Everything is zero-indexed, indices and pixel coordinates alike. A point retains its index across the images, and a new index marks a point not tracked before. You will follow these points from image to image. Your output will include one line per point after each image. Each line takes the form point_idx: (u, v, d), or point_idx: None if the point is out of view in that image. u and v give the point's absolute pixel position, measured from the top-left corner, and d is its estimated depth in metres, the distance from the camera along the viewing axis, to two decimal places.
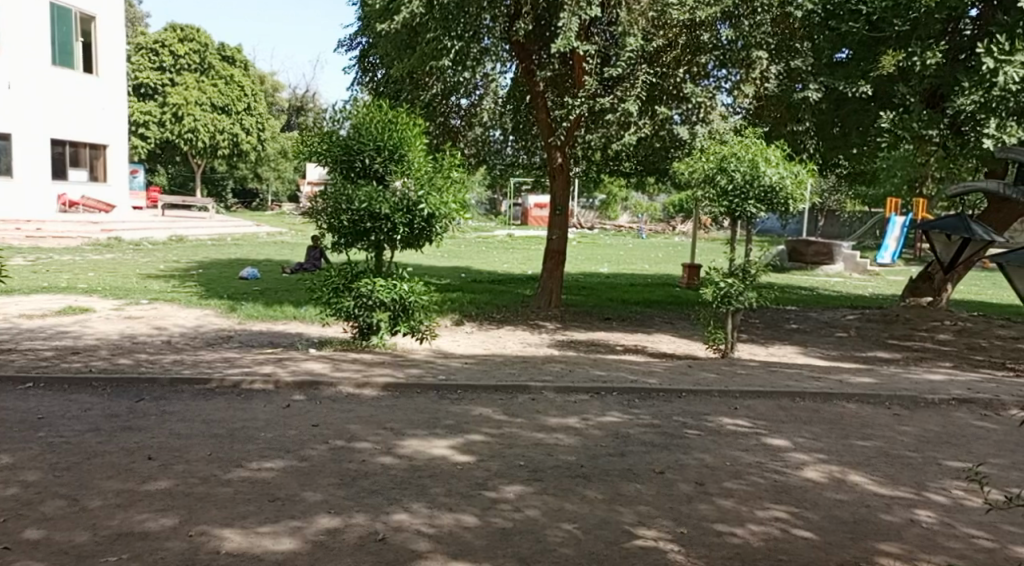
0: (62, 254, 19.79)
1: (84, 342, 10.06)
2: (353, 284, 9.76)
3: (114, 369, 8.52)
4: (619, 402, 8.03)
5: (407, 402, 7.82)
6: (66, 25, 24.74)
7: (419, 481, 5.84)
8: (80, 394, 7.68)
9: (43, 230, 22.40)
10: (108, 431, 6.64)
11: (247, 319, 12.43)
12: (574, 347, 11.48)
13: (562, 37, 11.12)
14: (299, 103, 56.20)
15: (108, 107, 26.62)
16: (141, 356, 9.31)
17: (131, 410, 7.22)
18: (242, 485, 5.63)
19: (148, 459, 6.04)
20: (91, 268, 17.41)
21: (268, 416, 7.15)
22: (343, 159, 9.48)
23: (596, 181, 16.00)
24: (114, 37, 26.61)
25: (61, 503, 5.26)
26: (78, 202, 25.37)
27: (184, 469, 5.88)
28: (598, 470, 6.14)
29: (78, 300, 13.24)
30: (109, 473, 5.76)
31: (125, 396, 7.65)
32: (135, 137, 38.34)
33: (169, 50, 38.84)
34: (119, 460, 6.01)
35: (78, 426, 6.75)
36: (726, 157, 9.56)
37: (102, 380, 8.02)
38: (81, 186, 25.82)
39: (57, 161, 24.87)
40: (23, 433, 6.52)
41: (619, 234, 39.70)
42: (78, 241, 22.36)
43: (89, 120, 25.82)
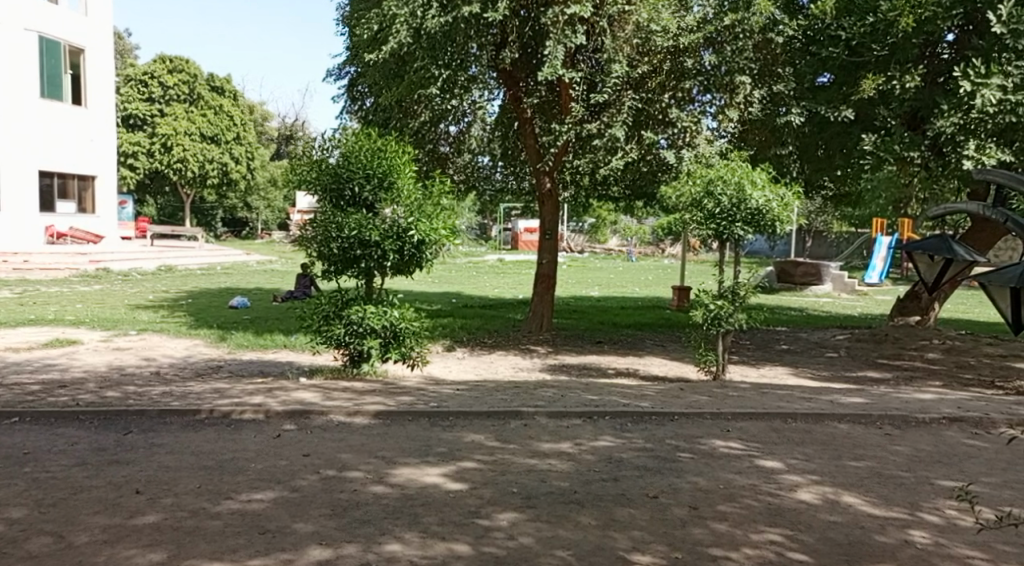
0: (49, 286, 19.80)
1: (72, 375, 10.00)
2: (343, 312, 9.76)
3: (101, 401, 8.46)
4: (611, 426, 8.01)
5: (399, 430, 7.78)
6: (55, 58, 24.81)
7: (411, 510, 5.80)
8: (67, 428, 7.62)
9: (30, 262, 22.37)
10: (95, 465, 6.59)
11: (236, 348, 12.38)
12: (565, 371, 11.46)
13: (548, 65, 11.25)
14: (289, 132, 56.25)
15: (99, 138, 26.68)
16: (129, 388, 9.23)
17: (118, 443, 7.16)
18: (232, 518, 5.57)
19: (136, 493, 5.98)
20: (79, 299, 17.38)
21: (258, 447, 7.10)
22: (332, 187, 9.49)
23: (584, 207, 16.06)
24: (104, 70, 26.72)
25: (48, 540, 5.20)
26: (66, 233, 25.25)
27: (173, 502, 5.82)
28: (591, 496, 6.12)
29: (65, 332, 13.19)
30: (95, 508, 5.70)
31: (113, 429, 7.60)
32: (124, 168, 38.45)
33: (158, 82, 38.75)
34: (106, 494, 5.95)
35: (65, 460, 6.69)
36: (712, 180, 9.59)
37: (89, 413, 7.95)
38: (69, 218, 25.74)
39: (46, 193, 24.90)
40: (9, 469, 6.46)
41: (608, 257, 39.71)
42: (66, 272, 22.33)
43: (80, 152, 25.90)
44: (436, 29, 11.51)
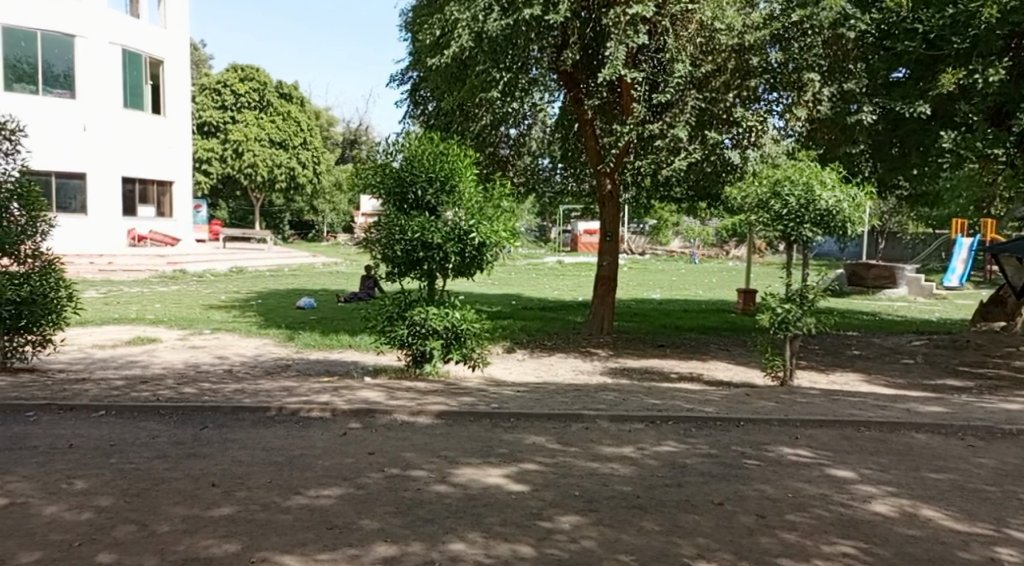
0: (131, 286, 20.34)
1: (152, 371, 10.24)
2: (405, 313, 9.80)
3: (179, 397, 8.63)
4: (676, 431, 7.87)
5: (461, 430, 7.76)
6: (137, 70, 25.59)
7: (474, 510, 5.77)
8: (148, 422, 7.79)
9: (114, 264, 23.08)
10: (174, 457, 6.72)
11: (303, 347, 12.54)
12: (628, 375, 11.33)
13: (609, 67, 11.25)
14: (354, 136, 56.90)
15: (176, 147, 27.40)
16: (204, 385, 9.41)
17: (195, 437, 7.28)
18: (302, 512, 5.62)
19: (212, 486, 6.07)
20: (158, 299, 17.83)
21: (326, 444, 7.15)
22: (396, 191, 9.54)
23: (646, 208, 15.87)
24: (181, 81, 27.41)
25: (132, 527, 5.33)
26: (147, 236, 26.23)
27: (245, 496, 5.90)
28: (655, 501, 6.00)
29: (145, 331, 13.53)
30: (174, 499, 5.80)
31: (190, 424, 7.73)
32: (199, 174, 39.61)
33: (230, 90, 39.75)
34: (184, 486, 6.06)
35: (146, 452, 6.84)
36: (780, 180, 9.36)
37: (169, 408, 8.12)
38: (149, 221, 26.61)
39: (128, 198, 25.65)
40: (96, 459, 6.63)
41: (671, 259, 39.25)
42: (148, 273, 23.02)
43: (159, 160, 26.60)
44: (497, 32, 11.45)
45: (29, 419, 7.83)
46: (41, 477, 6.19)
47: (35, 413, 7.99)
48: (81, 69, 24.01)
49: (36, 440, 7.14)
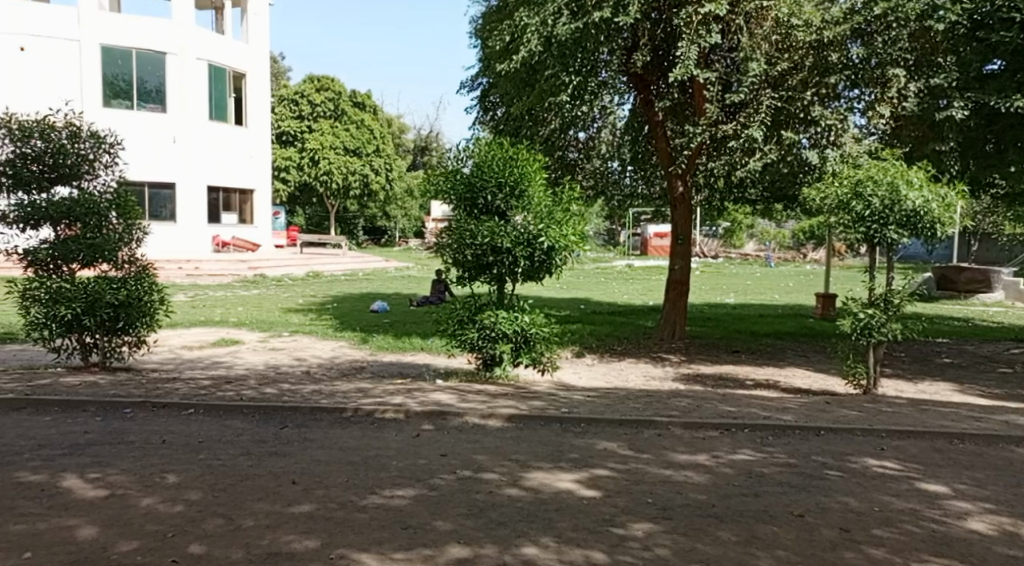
0: (216, 290, 20.88)
1: (235, 371, 10.47)
2: (475, 317, 9.78)
3: (260, 397, 8.78)
4: (752, 439, 7.67)
5: (533, 434, 7.69)
6: (222, 83, 26.92)
7: (546, 515, 5.70)
8: (232, 420, 7.94)
9: (201, 268, 23.74)
10: (257, 455, 6.84)
11: (378, 350, 12.64)
12: (701, 381, 11.09)
13: (680, 66, 11.06)
14: (425, 143, 57.43)
15: (257, 156, 28.71)
16: (284, 385, 9.57)
17: (276, 436, 7.40)
18: (377, 512, 5.66)
19: (292, 483, 6.16)
20: (240, 302, 18.25)
21: (400, 445, 7.17)
22: (466, 197, 9.54)
23: (720, 211, 15.56)
24: (262, 93, 28.74)
25: (219, 521, 5.48)
26: (230, 241, 27.41)
27: (324, 494, 5.96)
28: (731, 510, 5.84)
29: (229, 333, 13.83)
30: (258, 495, 5.92)
31: (271, 423, 7.86)
32: (277, 181, 40.69)
33: (307, 100, 40.60)
34: (266, 482, 6.17)
35: (231, 449, 6.97)
36: (862, 181, 9.05)
37: (251, 407, 8.26)
38: (232, 228, 27.87)
39: (213, 206, 27.04)
40: (185, 454, 6.81)
41: (747, 263, 38.40)
42: (231, 278, 23.56)
43: (241, 168, 27.91)
44: (567, 36, 11.34)
45: (125, 415, 8.07)
46: (137, 470, 6.40)
47: (130, 410, 8.23)
48: (170, 82, 25.42)
49: (132, 435, 7.37)
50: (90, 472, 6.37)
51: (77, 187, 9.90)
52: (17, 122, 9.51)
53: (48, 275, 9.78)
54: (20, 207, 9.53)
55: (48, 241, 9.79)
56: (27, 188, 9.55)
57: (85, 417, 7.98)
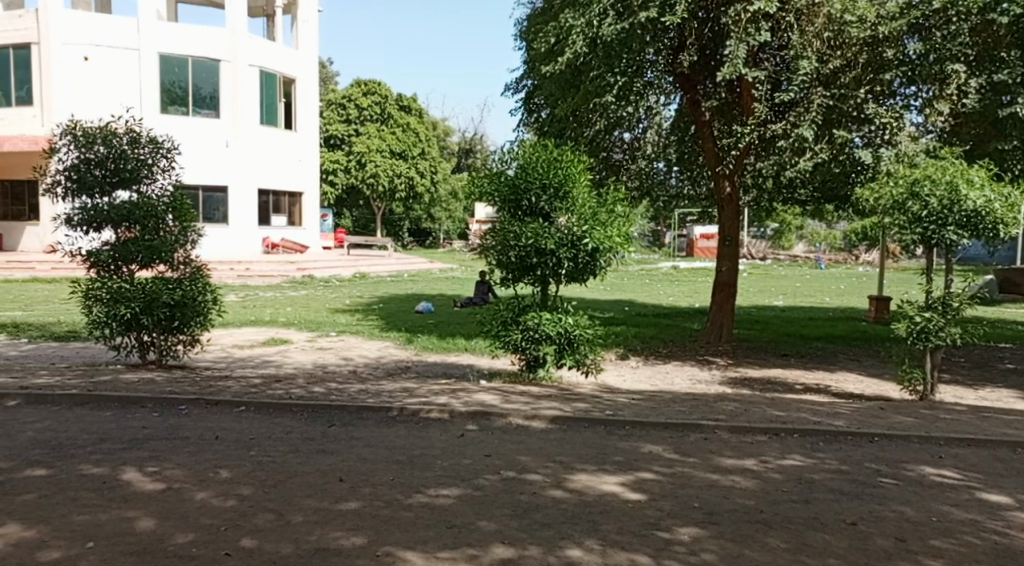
0: (266, 291, 21.12)
1: (285, 370, 10.54)
2: (519, 318, 9.72)
3: (308, 396, 8.81)
4: (802, 445, 7.47)
5: (577, 436, 7.59)
6: (272, 89, 27.32)
7: (590, 517, 5.60)
8: (281, 418, 7.98)
9: (252, 270, 24.06)
10: (306, 452, 6.84)
11: (422, 350, 12.65)
12: (748, 385, 10.87)
13: (728, 65, 10.86)
14: (469, 145, 57.56)
15: (306, 159, 29.06)
16: (331, 384, 9.59)
17: (324, 434, 7.41)
18: (422, 510, 5.61)
19: (339, 481, 6.14)
20: (289, 302, 18.43)
21: (444, 445, 7.12)
22: (511, 198, 9.48)
23: (768, 211, 15.27)
24: (310, 98, 29.09)
25: (270, 516, 5.48)
26: (279, 244, 27.62)
27: (370, 491, 5.94)
28: (780, 516, 5.68)
29: (278, 332, 13.95)
30: (307, 491, 5.92)
31: (319, 421, 7.87)
32: (325, 184, 41.24)
33: (354, 105, 41.05)
34: (315, 479, 6.16)
35: (280, 446, 6.99)
36: (919, 181, 8.81)
37: (300, 405, 8.29)
38: (282, 231, 28.09)
39: (263, 208, 27.38)
40: (236, 450, 6.85)
41: (797, 265, 37.73)
42: (281, 279, 23.82)
43: (291, 171, 28.28)
44: (612, 37, 11.22)
45: (180, 411, 8.15)
46: (192, 465, 6.44)
47: (186, 406, 8.31)
48: (224, 90, 26.00)
49: (187, 431, 7.44)
50: (148, 466, 6.44)
51: (137, 191, 10.00)
52: (81, 129, 9.71)
53: (110, 275, 9.93)
54: (84, 210, 9.77)
55: (109, 243, 9.96)
56: (91, 193, 9.73)
57: (143, 413, 8.07)
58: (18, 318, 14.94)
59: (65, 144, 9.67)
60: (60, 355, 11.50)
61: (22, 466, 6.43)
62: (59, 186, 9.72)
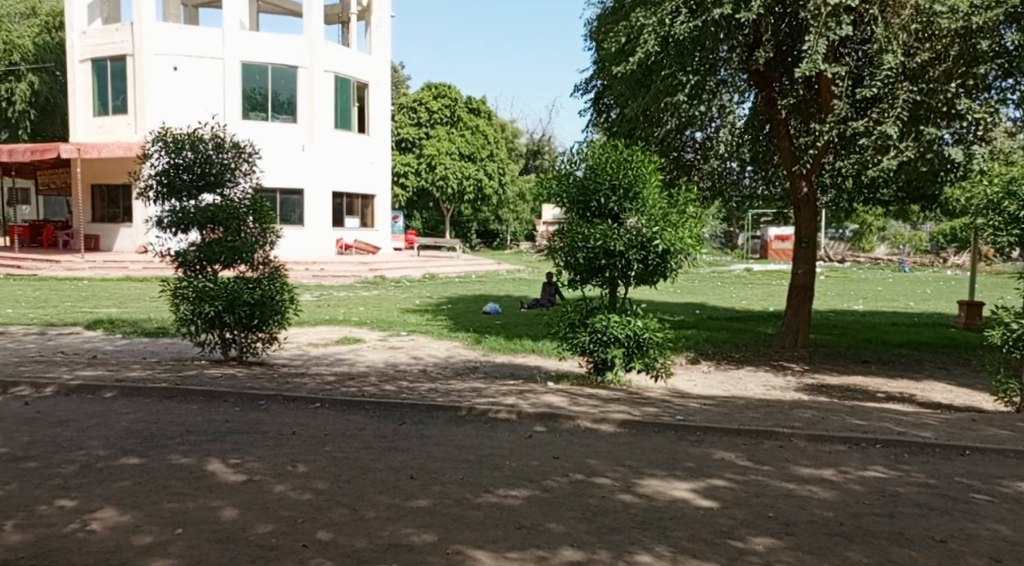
0: (339, 290, 21.34)
1: (357, 368, 10.56)
2: (587, 320, 9.52)
3: (380, 393, 8.78)
4: (885, 455, 7.11)
5: (647, 440, 7.36)
6: (347, 94, 27.59)
7: (661, 523, 5.39)
8: (354, 414, 7.95)
9: (326, 270, 24.38)
10: (378, 449, 6.78)
11: (490, 351, 12.55)
12: (826, 392, 10.47)
13: (807, 61, 10.55)
14: (537, 147, 57.37)
15: (378, 162, 29.32)
16: (402, 383, 9.55)
17: (396, 432, 7.34)
18: (491, 510, 5.48)
19: (410, 478, 6.06)
20: (361, 302, 18.56)
21: (512, 445, 6.98)
22: (579, 199, 9.27)
23: (848, 212, 14.76)
24: (382, 102, 29.32)
25: (344, 510, 5.42)
26: (353, 245, 27.93)
27: (440, 490, 5.83)
28: (862, 530, 5.39)
29: (351, 331, 14.02)
30: (379, 487, 5.85)
31: (390, 419, 7.81)
32: (396, 187, 41.70)
33: (425, 108, 41.33)
34: (386, 476, 6.09)
35: (353, 442, 6.95)
36: (1013, 179, 8.36)
37: (372, 403, 8.25)
38: (355, 232, 28.40)
39: (337, 210, 27.74)
40: (310, 445, 6.82)
41: (878, 267, 36.42)
42: (353, 279, 24.06)
43: (363, 173, 28.54)
44: (685, 36, 11.03)
45: (260, 406, 8.19)
46: (271, 458, 6.44)
47: (265, 402, 8.35)
48: (301, 95, 26.43)
49: (266, 425, 7.46)
50: (231, 457, 6.46)
51: (221, 195, 10.09)
52: (172, 135, 9.85)
53: (195, 275, 10.08)
54: (173, 213, 9.90)
55: (195, 244, 10.10)
56: (178, 196, 9.86)
57: (225, 407, 8.14)
58: (108, 314, 15.40)
59: (157, 149, 9.83)
60: (150, 350, 11.74)
61: (116, 454, 6.53)
62: (150, 191, 9.89)
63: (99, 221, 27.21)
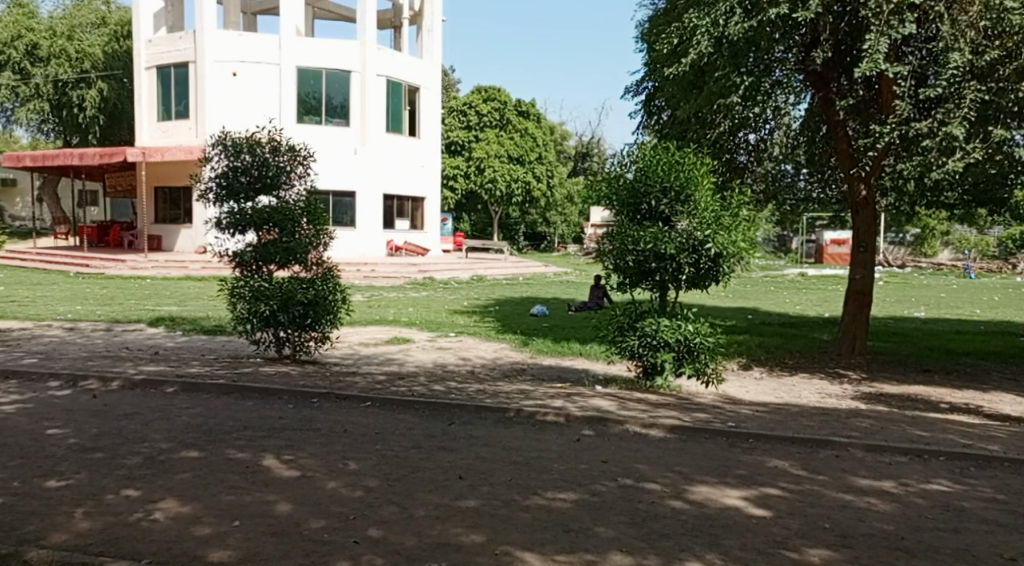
0: (390, 291, 21.42)
1: (406, 368, 10.53)
2: (637, 324, 9.35)
3: (429, 393, 8.72)
4: (948, 468, 6.82)
5: (697, 447, 7.18)
6: (398, 98, 27.69)
7: (712, 530, 5.22)
8: (404, 414, 7.90)
9: (377, 270, 24.53)
10: (427, 448, 6.70)
11: (537, 353, 12.44)
12: (885, 401, 10.15)
13: (868, 61, 10.25)
14: (585, 149, 57.05)
15: (428, 165, 29.39)
16: (450, 383, 9.48)
17: (445, 432, 7.26)
18: (539, 513, 5.37)
19: (459, 478, 5.97)
20: (410, 303, 18.58)
21: (560, 448, 6.85)
22: (630, 202, 9.11)
23: (909, 216, 14.37)
24: (434, 105, 29.44)
25: (393, 508, 5.35)
26: (403, 246, 28.03)
27: (489, 491, 5.73)
28: (924, 545, 5.15)
29: (401, 332, 14.03)
30: (428, 486, 5.77)
31: (439, 419, 7.75)
32: (446, 190, 41.94)
33: (475, 111, 41.27)
34: (436, 475, 6.01)
35: (403, 441, 6.89)
36: None
37: (421, 403, 8.19)
38: (405, 233, 28.50)
39: (388, 212, 27.88)
40: (361, 443, 6.78)
41: (941, 273, 35.38)
42: (403, 280, 24.14)
43: (414, 175, 28.64)
44: (739, 36, 10.78)
45: (313, 404, 8.19)
46: (323, 455, 6.41)
47: (318, 400, 8.34)
48: (354, 99, 26.61)
49: (318, 422, 7.44)
50: (285, 453, 6.44)
51: (277, 197, 10.14)
52: (231, 139, 9.90)
53: (252, 274, 10.16)
54: (231, 214, 9.97)
55: (252, 245, 10.16)
56: (236, 199, 9.91)
57: (279, 404, 8.16)
58: (168, 312, 15.66)
59: (217, 153, 9.88)
60: (208, 347, 11.88)
61: (177, 447, 6.56)
62: (211, 193, 9.93)
63: (161, 222, 27.77)
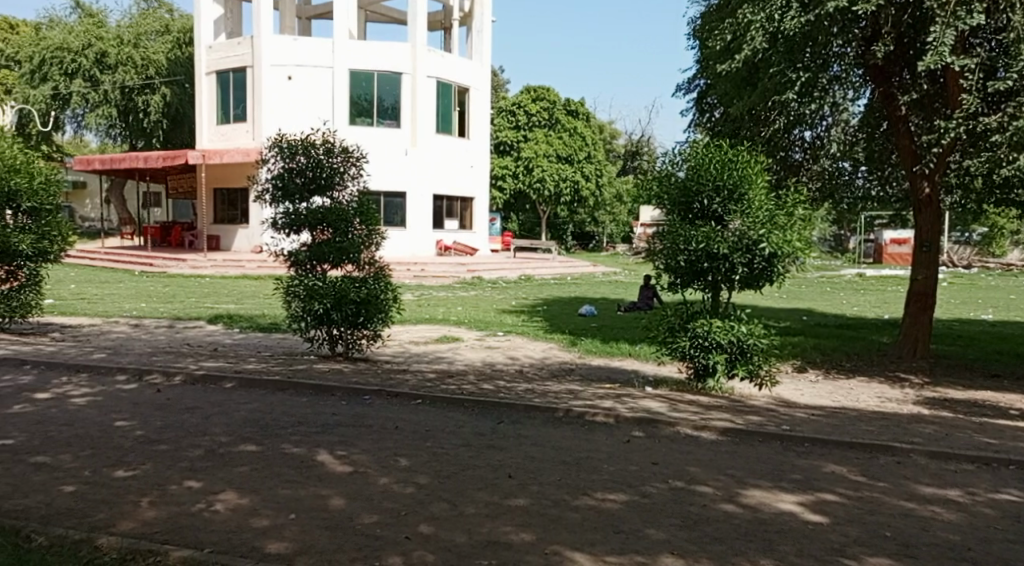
0: (440, 290, 21.40)
1: (456, 367, 10.44)
2: (688, 324, 9.12)
3: (479, 392, 8.61)
4: (1017, 478, 6.49)
5: (750, 450, 6.94)
6: (448, 98, 27.70)
7: (767, 535, 5.02)
8: (453, 412, 7.80)
9: (427, 270, 24.56)
10: (476, 447, 6.59)
11: (587, 354, 12.27)
12: (948, 407, 9.77)
13: (933, 54, 9.86)
14: (635, 149, 56.55)
15: (478, 165, 29.35)
16: (499, 382, 9.37)
17: (494, 431, 7.15)
18: (589, 513, 5.21)
19: (508, 477, 5.84)
20: (459, 302, 18.52)
21: (609, 449, 6.68)
22: (681, 201, 8.88)
23: (975, 214, 13.85)
24: (484, 107, 29.39)
25: (444, 505, 5.25)
26: (451, 246, 28.02)
27: (538, 490, 5.60)
28: (992, 556, 4.88)
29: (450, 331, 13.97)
30: (478, 484, 5.66)
31: (488, 417, 7.63)
32: (495, 190, 41.94)
33: (524, 111, 41.21)
34: (485, 474, 5.89)
35: (453, 439, 6.78)
36: None
37: (471, 401, 8.08)
38: (454, 233, 28.51)
39: (438, 211, 27.91)
40: (411, 440, 6.70)
41: (1008, 274, 34.19)
42: (453, 280, 24.12)
43: (463, 175, 28.63)
44: (795, 31, 10.56)
45: (365, 401, 8.14)
46: (375, 451, 6.34)
47: (370, 397, 8.29)
48: (405, 99, 26.66)
49: (370, 419, 7.38)
50: (338, 449, 6.39)
51: (331, 198, 10.13)
52: (287, 140, 9.91)
53: (306, 274, 10.15)
54: (286, 214, 10.02)
55: (306, 246, 10.18)
56: (291, 200, 9.95)
57: (333, 400, 8.13)
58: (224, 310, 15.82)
59: (273, 155, 9.90)
60: (264, 344, 11.95)
61: (236, 440, 6.56)
62: (267, 194, 9.98)
63: (221, 222, 28.21)
